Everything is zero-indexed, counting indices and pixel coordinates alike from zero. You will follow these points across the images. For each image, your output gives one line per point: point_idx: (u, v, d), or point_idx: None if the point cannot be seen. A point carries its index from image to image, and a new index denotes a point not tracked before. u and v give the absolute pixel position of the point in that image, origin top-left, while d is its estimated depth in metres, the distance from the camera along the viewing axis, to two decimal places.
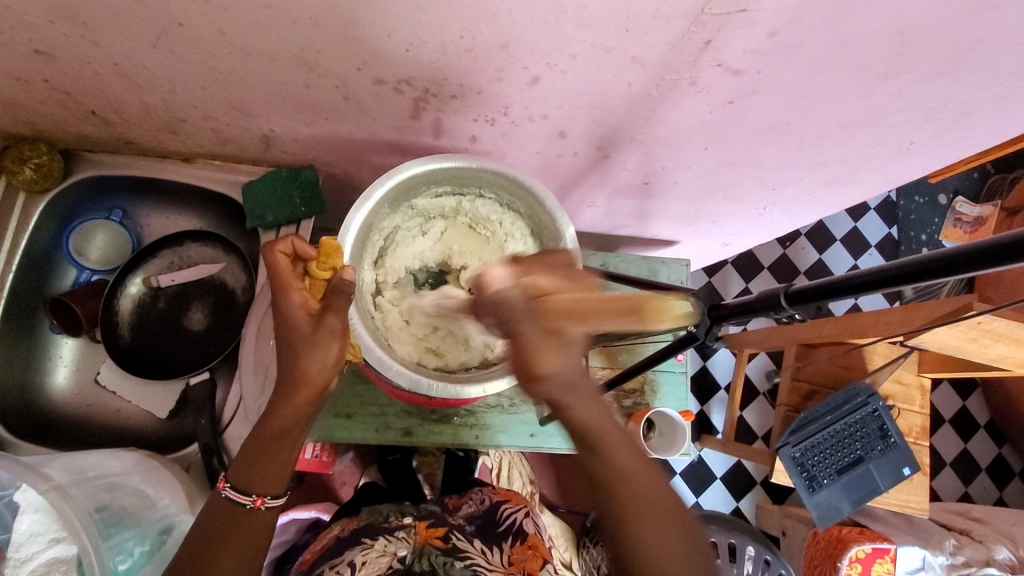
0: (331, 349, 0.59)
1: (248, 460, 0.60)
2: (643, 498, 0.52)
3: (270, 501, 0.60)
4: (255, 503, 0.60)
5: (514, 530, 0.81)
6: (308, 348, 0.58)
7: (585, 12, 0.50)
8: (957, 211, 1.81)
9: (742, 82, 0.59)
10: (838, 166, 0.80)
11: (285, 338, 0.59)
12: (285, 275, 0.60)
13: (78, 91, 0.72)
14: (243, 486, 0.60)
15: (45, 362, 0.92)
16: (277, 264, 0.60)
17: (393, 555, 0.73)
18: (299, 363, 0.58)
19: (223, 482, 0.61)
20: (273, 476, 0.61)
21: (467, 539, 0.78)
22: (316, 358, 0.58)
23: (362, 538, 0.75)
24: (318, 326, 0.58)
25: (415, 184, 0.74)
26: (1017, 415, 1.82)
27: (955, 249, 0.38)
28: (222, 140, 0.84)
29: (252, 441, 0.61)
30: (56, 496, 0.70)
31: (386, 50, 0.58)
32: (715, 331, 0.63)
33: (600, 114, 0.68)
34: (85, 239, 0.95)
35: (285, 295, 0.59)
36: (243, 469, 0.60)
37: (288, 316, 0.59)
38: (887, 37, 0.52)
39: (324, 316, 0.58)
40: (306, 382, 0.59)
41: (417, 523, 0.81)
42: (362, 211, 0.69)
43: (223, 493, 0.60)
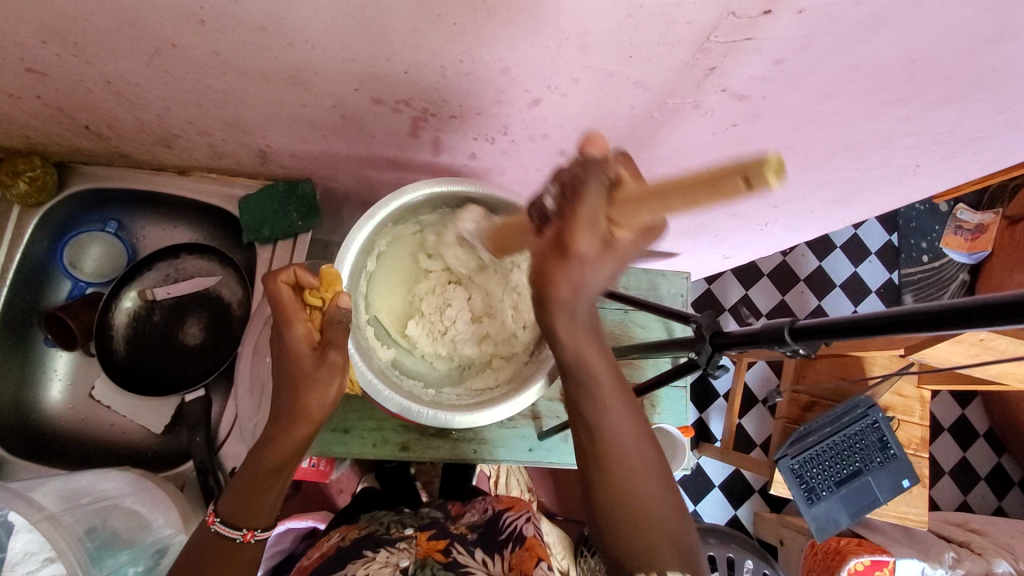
0: (332, 384, 0.58)
1: (240, 493, 0.60)
2: (629, 448, 0.53)
3: (260, 534, 0.61)
4: (245, 537, 0.60)
5: (515, 536, 0.79)
6: (310, 383, 0.58)
7: (588, 39, 0.49)
8: (958, 219, 1.81)
9: (746, 106, 0.58)
10: (842, 186, 0.79)
11: (286, 372, 0.59)
12: (288, 307, 0.59)
13: (71, 107, 0.71)
14: (236, 520, 0.60)
15: (40, 377, 0.91)
16: (280, 294, 0.59)
17: (394, 566, 0.73)
18: (299, 398, 0.58)
19: (212, 515, 0.61)
20: (263, 508, 0.61)
21: (467, 551, 0.76)
22: (316, 394, 0.58)
23: (364, 551, 0.75)
24: (320, 362, 0.58)
25: (422, 205, 0.73)
26: (1016, 425, 1.82)
27: (975, 299, 0.37)
28: (218, 154, 0.83)
29: (244, 471, 0.60)
30: (49, 526, 0.67)
31: (385, 72, 0.57)
32: (716, 358, 0.61)
33: (602, 135, 0.66)
34: (80, 252, 0.94)
35: (289, 328, 0.59)
36: (237, 503, 0.60)
37: (291, 351, 0.58)
38: (896, 64, 0.51)
39: (325, 351, 0.58)
40: (303, 416, 0.59)
41: (418, 535, 0.80)
42: (364, 229, 0.68)
43: (213, 527, 0.60)
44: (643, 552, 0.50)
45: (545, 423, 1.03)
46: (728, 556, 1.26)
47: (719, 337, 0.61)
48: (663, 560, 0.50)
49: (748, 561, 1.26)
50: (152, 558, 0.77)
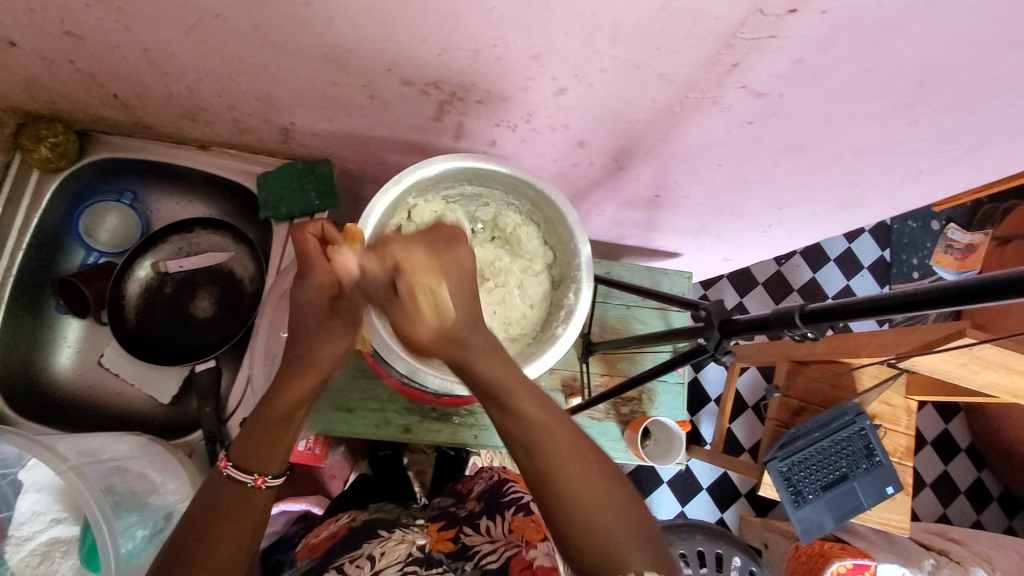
0: (345, 336, 0.61)
1: (255, 439, 0.60)
2: (549, 445, 0.51)
3: (271, 481, 0.60)
4: (256, 482, 0.59)
5: (517, 501, 0.80)
6: (325, 334, 0.60)
7: (621, 29, 0.52)
8: (949, 238, 1.83)
9: (763, 104, 0.61)
10: (845, 190, 0.82)
11: (303, 318, 0.61)
12: (314, 258, 0.60)
13: (102, 74, 0.72)
14: (247, 465, 0.59)
15: (49, 343, 0.92)
16: (307, 246, 0.60)
17: (411, 542, 0.75)
18: (313, 346, 0.60)
19: (225, 460, 0.61)
20: (275, 456, 0.61)
21: (474, 530, 0.80)
22: (330, 344, 0.61)
23: (379, 530, 0.76)
24: (334, 310, 0.61)
25: (443, 179, 0.75)
26: (995, 440, 1.87)
27: (977, 278, 0.40)
28: (241, 130, 0.84)
29: (260, 418, 0.61)
30: (73, 476, 0.70)
31: (419, 53, 0.59)
32: (723, 344, 0.64)
33: (621, 127, 0.69)
34: (95, 221, 0.94)
35: (311, 277, 0.61)
36: (251, 449, 0.60)
37: (309, 296, 0.61)
38: (908, 69, 0.54)
39: (342, 305, 0.60)
40: (314, 366, 0.61)
41: (428, 526, 0.83)
42: (389, 196, 0.70)
43: (224, 471, 0.60)
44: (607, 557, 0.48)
45: None
46: (716, 551, 1.29)
47: (727, 324, 0.63)
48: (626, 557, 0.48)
49: (735, 558, 1.29)
50: (160, 522, 0.77)
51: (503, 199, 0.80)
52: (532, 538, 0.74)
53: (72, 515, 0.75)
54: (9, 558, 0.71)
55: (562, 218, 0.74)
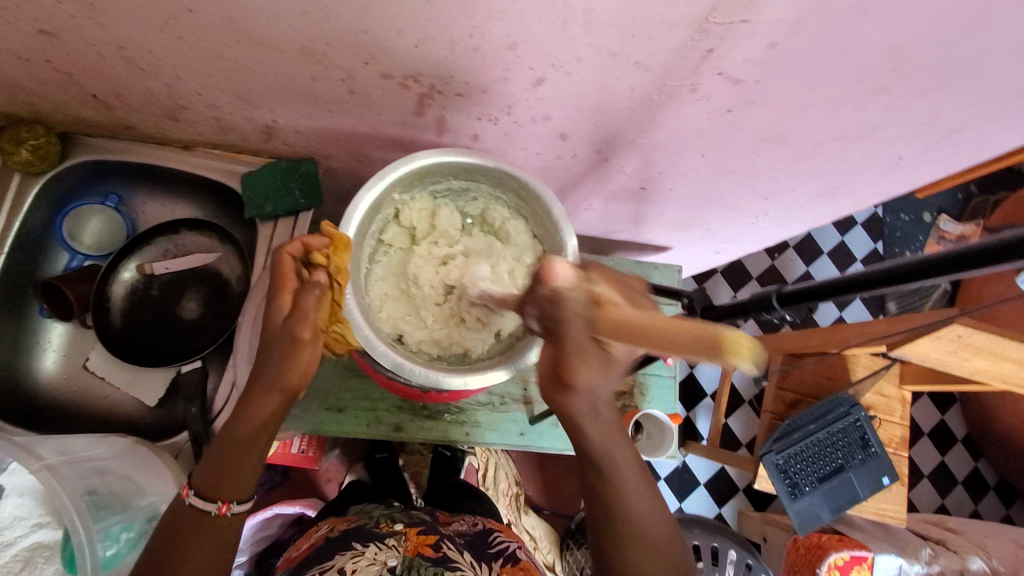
0: (311, 351, 0.59)
1: (218, 466, 0.59)
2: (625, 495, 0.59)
3: (237, 507, 0.59)
4: (220, 509, 0.58)
5: (505, 553, 0.79)
6: (291, 350, 0.58)
7: (593, 16, 0.51)
8: (941, 229, 1.87)
9: (741, 91, 0.61)
10: (829, 178, 0.82)
11: (270, 340, 0.60)
12: (287, 278, 0.60)
13: (80, 73, 0.72)
14: (210, 493, 0.58)
15: (33, 346, 0.91)
16: (282, 266, 0.60)
17: (382, 564, 0.72)
18: (280, 363, 0.58)
19: (187, 488, 0.59)
20: (241, 481, 0.59)
21: (456, 549, 0.77)
22: (297, 360, 0.58)
23: (353, 545, 0.75)
24: (298, 327, 0.59)
25: (428, 173, 0.74)
26: (990, 430, 1.87)
27: (950, 251, 0.40)
28: (224, 129, 0.84)
29: (221, 445, 0.59)
30: (48, 475, 0.69)
31: (395, 45, 0.59)
32: (706, 332, 0.64)
33: (602, 117, 0.69)
34: (79, 224, 0.94)
35: (275, 299, 0.60)
36: (214, 475, 0.58)
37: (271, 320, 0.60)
38: (882, 52, 0.54)
39: (305, 319, 0.58)
40: (282, 384, 0.58)
41: (407, 531, 0.80)
42: (375, 189, 0.70)
43: (187, 500, 0.58)
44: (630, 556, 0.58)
45: (536, 408, 1.04)
46: (713, 545, 1.29)
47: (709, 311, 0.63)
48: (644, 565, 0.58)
49: (731, 552, 1.29)
50: (144, 525, 0.76)
51: (491, 193, 0.79)
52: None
53: (54, 519, 0.74)
54: None
55: (548, 212, 0.74)
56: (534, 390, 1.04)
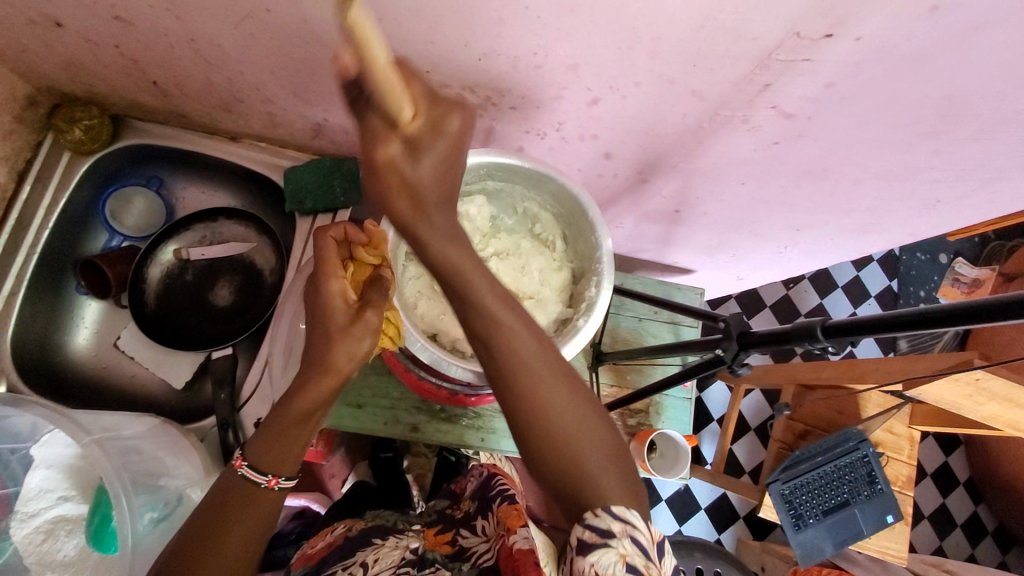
0: (365, 342, 0.58)
1: (270, 440, 0.61)
2: (538, 378, 0.48)
3: (284, 482, 0.61)
4: (268, 483, 0.60)
5: (502, 494, 0.81)
6: (343, 336, 0.58)
7: (659, 44, 0.53)
8: (957, 272, 1.87)
9: (791, 125, 0.62)
10: (863, 215, 0.83)
11: (320, 322, 0.59)
12: (331, 262, 0.61)
13: (145, 60, 0.74)
14: (263, 466, 0.60)
15: (68, 321, 0.93)
16: (325, 252, 0.61)
17: (405, 548, 0.75)
18: (330, 350, 0.58)
19: (240, 460, 0.61)
20: (290, 456, 0.61)
21: (471, 532, 0.80)
22: (348, 348, 0.58)
23: (373, 538, 0.76)
24: (356, 318, 0.59)
25: (471, 176, 0.76)
26: (994, 476, 1.86)
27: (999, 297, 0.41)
28: (273, 123, 0.86)
29: (272, 420, 0.61)
30: (95, 447, 0.71)
31: (460, 57, 0.61)
32: (741, 356, 0.65)
33: (649, 140, 0.71)
34: (122, 205, 0.96)
35: (326, 282, 0.60)
36: (267, 448, 0.61)
37: (327, 303, 0.59)
38: (936, 99, 0.56)
39: (363, 310, 0.58)
40: (332, 369, 0.58)
41: (424, 531, 0.83)
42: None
43: (239, 471, 0.60)
44: (589, 490, 0.46)
45: None
46: (714, 569, 1.29)
47: (746, 336, 0.64)
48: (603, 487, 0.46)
49: None
50: (170, 504, 0.77)
51: (525, 195, 0.80)
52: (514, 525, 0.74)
53: (80, 494, 0.75)
54: (14, 533, 0.71)
55: (583, 213, 0.74)
56: None
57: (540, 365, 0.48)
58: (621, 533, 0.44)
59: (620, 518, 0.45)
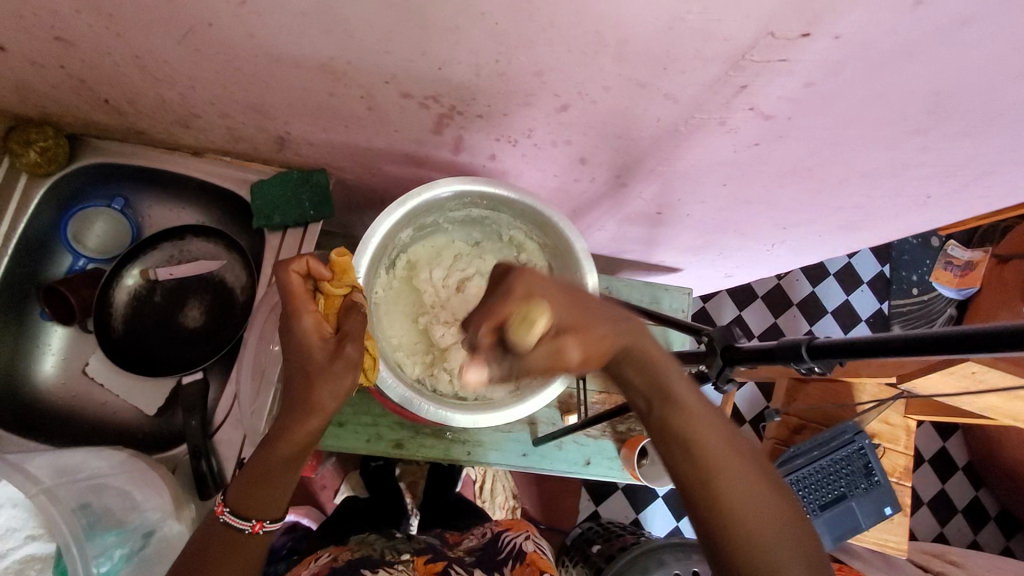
0: (346, 379, 0.55)
1: (251, 483, 0.57)
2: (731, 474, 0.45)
3: (269, 525, 0.58)
4: (252, 528, 0.57)
5: (514, 554, 0.79)
6: (325, 377, 0.54)
7: (626, 48, 0.50)
8: (949, 254, 1.79)
9: (771, 126, 0.59)
10: (851, 212, 0.81)
11: (298, 362, 0.55)
12: (299, 295, 0.56)
13: (93, 79, 0.70)
14: (244, 510, 0.57)
15: (33, 350, 0.90)
16: (292, 285, 0.56)
17: None
18: (315, 392, 0.54)
19: (221, 505, 0.58)
20: (271, 500, 0.58)
21: (465, 570, 0.76)
22: (332, 389, 0.54)
23: (363, 569, 0.73)
24: (335, 355, 0.55)
25: (449, 201, 0.73)
26: (992, 460, 1.85)
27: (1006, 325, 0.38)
28: (235, 138, 0.82)
29: (254, 464, 0.57)
30: (44, 500, 0.66)
31: (419, 67, 0.57)
32: (725, 372, 0.62)
33: (625, 144, 0.67)
34: (84, 226, 0.92)
35: (296, 320, 0.55)
36: (250, 493, 0.57)
37: (301, 344, 0.55)
38: (921, 95, 0.53)
39: (342, 345, 0.55)
40: (319, 410, 0.55)
41: (415, 559, 0.78)
42: (390, 219, 0.68)
43: (221, 518, 0.58)
44: (761, 561, 0.43)
45: (540, 429, 1.02)
46: None
47: (730, 352, 0.61)
48: (774, 557, 0.43)
49: None
50: (139, 541, 0.76)
51: (510, 222, 0.77)
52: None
53: (48, 532, 0.73)
54: None
55: (570, 249, 0.72)
56: (539, 411, 1.02)
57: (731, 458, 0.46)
58: None
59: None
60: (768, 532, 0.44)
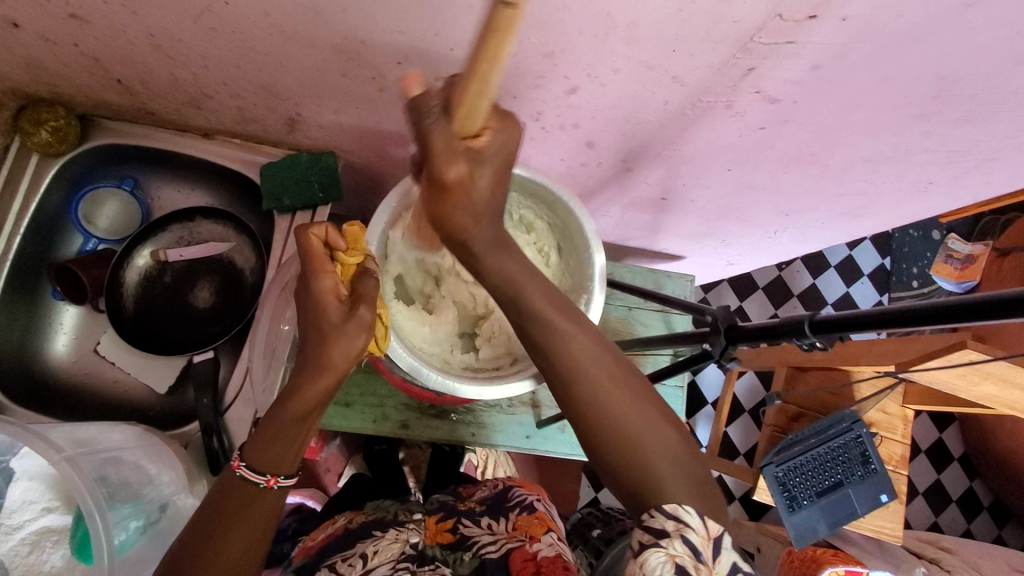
0: (359, 339, 0.57)
1: (267, 439, 0.59)
2: (602, 395, 0.50)
3: (283, 481, 0.58)
4: (268, 482, 0.58)
5: (523, 502, 0.78)
6: (335, 335, 0.56)
7: (636, 29, 0.51)
8: (950, 248, 1.83)
9: (776, 110, 0.60)
10: (854, 198, 0.82)
11: (313, 321, 0.58)
12: (318, 258, 0.58)
13: (107, 58, 0.71)
14: (259, 465, 0.58)
15: (46, 328, 0.91)
16: (310, 246, 0.58)
17: (405, 541, 0.74)
18: (325, 350, 0.56)
19: (237, 461, 0.59)
20: (287, 456, 0.59)
21: (474, 522, 0.77)
22: (341, 347, 0.56)
23: (374, 529, 0.75)
24: (349, 315, 0.57)
25: None
26: (987, 451, 1.87)
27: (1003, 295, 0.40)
28: (245, 119, 0.83)
29: (269, 421, 0.59)
30: (67, 467, 0.68)
31: (431, 47, 0.58)
32: (728, 350, 0.64)
33: (632, 128, 0.68)
34: (95, 207, 0.93)
35: (316, 279, 0.58)
36: (263, 446, 0.59)
37: (316, 303, 0.57)
38: (926, 80, 0.54)
39: (356, 306, 0.57)
40: (330, 368, 0.56)
41: (427, 519, 0.80)
42: (404, 193, 0.69)
43: (237, 472, 0.58)
44: (655, 485, 0.47)
45: (543, 412, 1.04)
46: None
47: (733, 330, 0.63)
48: (663, 482, 0.47)
49: None
50: (154, 514, 0.77)
51: (522, 202, 0.78)
52: (536, 534, 0.72)
53: (64, 504, 0.74)
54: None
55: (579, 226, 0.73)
56: (542, 394, 1.04)
57: (601, 375, 0.51)
58: (676, 533, 0.45)
59: (674, 515, 0.45)
60: (660, 462, 0.48)
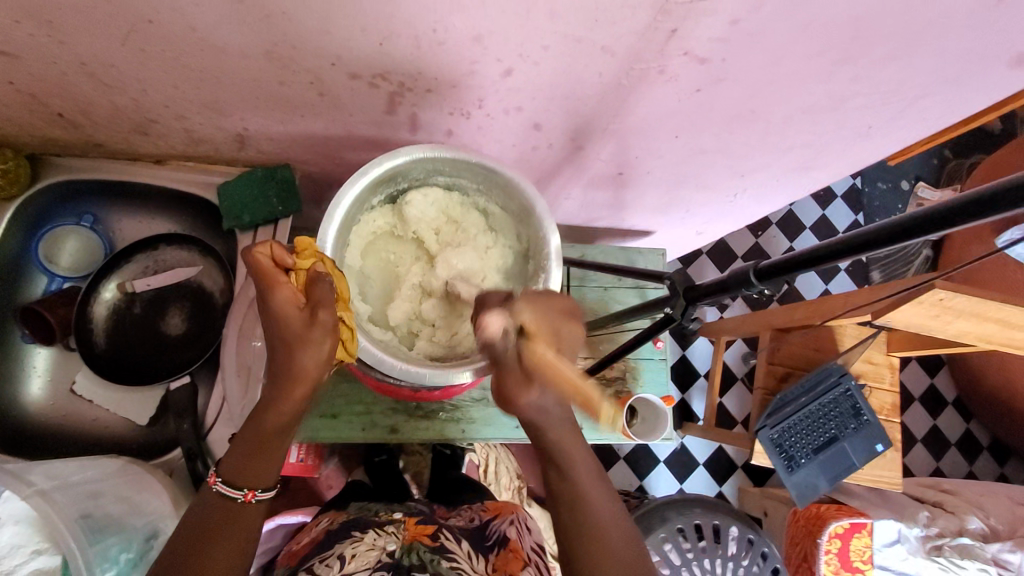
0: (325, 344, 0.57)
1: (246, 453, 0.59)
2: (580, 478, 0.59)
3: (262, 494, 0.59)
4: (245, 497, 0.58)
5: (499, 541, 0.77)
6: (303, 341, 0.57)
7: (555, 3, 0.51)
8: (919, 196, 1.85)
9: (707, 69, 0.61)
10: (803, 151, 0.83)
11: (278, 333, 0.57)
12: (269, 272, 0.57)
13: (44, 93, 0.71)
14: (238, 481, 0.58)
15: (17, 373, 0.90)
16: (260, 264, 0.57)
17: (382, 549, 0.72)
18: (294, 356, 0.57)
19: (215, 476, 0.59)
20: (269, 468, 0.60)
21: (453, 544, 0.75)
22: (311, 353, 0.57)
23: (353, 531, 0.75)
24: (312, 322, 0.57)
25: (413, 169, 0.74)
26: (977, 391, 1.90)
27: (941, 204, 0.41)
28: (196, 140, 0.83)
29: (248, 434, 0.60)
30: (41, 501, 0.67)
31: (360, 44, 0.58)
32: (689, 311, 0.65)
33: (573, 105, 0.69)
34: (55, 246, 0.92)
35: (272, 293, 0.56)
36: (241, 463, 0.59)
37: (281, 317, 0.56)
38: (843, 21, 0.55)
39: (318, 313, 0.56)
40: (302, 376, 0.58)
41: (406, 520, 0.79)
42: (355, 186, 0.70)
43: (215, 488, 0.58)
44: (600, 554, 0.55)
45: None
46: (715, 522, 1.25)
47: (691, 290, 0.64)
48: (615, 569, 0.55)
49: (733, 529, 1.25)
50: (142, 543, 0.77)
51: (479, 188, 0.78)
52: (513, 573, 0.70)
53: (51, 545, 0.73)
54: None
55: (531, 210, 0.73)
56: None
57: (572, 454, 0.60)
58: None
59: None
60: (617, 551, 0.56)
